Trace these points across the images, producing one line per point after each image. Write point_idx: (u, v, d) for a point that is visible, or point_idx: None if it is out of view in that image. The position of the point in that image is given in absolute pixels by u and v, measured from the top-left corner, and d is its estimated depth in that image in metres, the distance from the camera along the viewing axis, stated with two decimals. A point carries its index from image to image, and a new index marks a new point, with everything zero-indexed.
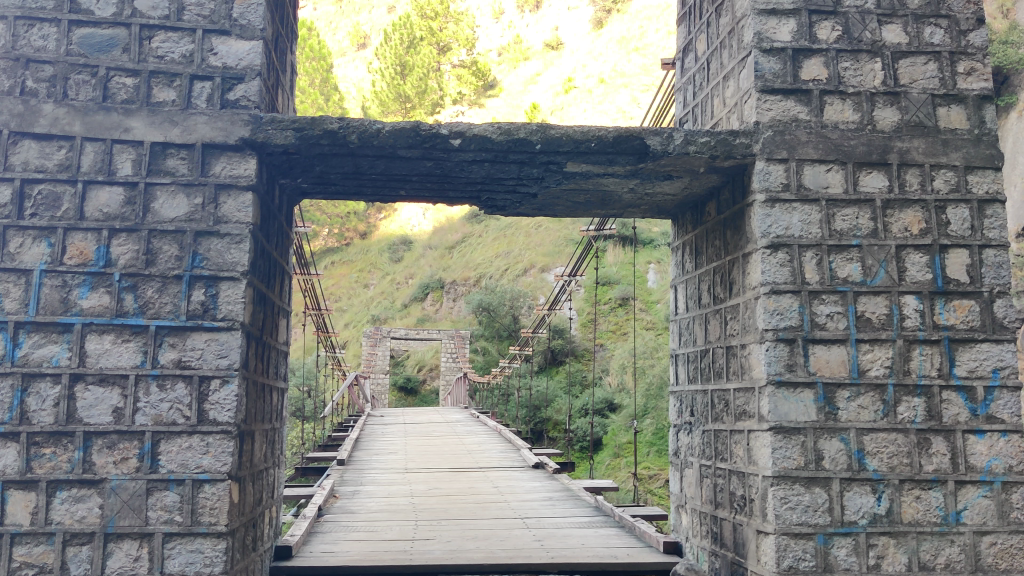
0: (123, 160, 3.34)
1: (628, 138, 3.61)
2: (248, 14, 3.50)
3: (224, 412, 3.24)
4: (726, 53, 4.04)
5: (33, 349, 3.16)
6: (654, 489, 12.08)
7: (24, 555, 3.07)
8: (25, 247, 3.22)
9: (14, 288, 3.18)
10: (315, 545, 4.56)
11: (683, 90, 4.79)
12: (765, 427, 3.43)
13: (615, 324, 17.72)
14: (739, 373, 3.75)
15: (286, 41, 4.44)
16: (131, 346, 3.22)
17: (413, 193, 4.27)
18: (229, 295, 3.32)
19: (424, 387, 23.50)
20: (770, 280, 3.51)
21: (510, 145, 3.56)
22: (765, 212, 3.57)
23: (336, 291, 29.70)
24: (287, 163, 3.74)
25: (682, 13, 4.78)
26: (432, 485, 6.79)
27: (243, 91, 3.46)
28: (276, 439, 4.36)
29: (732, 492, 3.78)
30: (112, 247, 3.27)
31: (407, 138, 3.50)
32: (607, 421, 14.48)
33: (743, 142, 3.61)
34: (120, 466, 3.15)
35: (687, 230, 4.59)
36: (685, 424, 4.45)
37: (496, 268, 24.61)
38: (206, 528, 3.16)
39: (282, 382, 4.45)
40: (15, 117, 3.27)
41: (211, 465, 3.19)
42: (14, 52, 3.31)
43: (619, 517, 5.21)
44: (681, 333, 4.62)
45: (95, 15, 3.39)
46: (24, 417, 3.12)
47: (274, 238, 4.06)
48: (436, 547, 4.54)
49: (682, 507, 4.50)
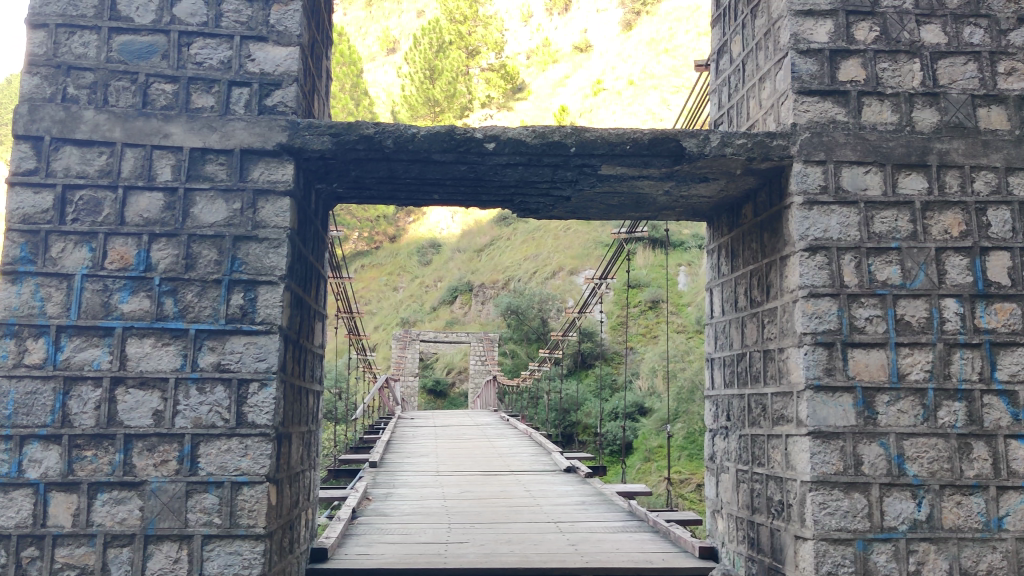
0: (163, 165, 3.37)
1: (663, 140, 3.58)
2: (285, 21, 3.53)
3: (263, 414, 3.26)
4: (762, 54, 4.01)
5: (75, 353, 3.21)
6: (685, 494, 12.07)
7: (66, 556, 3.11)
8: (67, 252, 3.27)
9: (56, 293, 3.23)
10: (351, 547, 4.59)
11: (717, 91, 4.77)
12: (804, 431, 3.40)
13: (645, 327, 17.70)
14: (777, 377, 3.72)
15: (323, 48, 4.49)
16: (171, 350, 3.26)
17: (447, 197, 4.29)
18: (268, 299, 3.34)
19: (453, 390, 23.51)
20: (809, 283, 3.48)
21: (545, 148, 3.55)
22: (803, 214, 3.53)
23: (366, 294, 29.86)
24: (323, 169, 3.76)
25: (717, 15, 4.76)
26: (464, 488, 6.79)
27: (281, 97, 3.48)
28: (312, 441, 4.39)
29: (769, 497, 3.74)
30: (152, 252, 3.31)
31: (442, 142, 3.52)
32: (638, 425, 14.42)
33: (780, 143, 3.58)
34: (160, 468, 3.18)
35: (723, 232, 4.56)
36: (722, 429, 4.42)
37: (525, 270, 24.62)
38: (245, 530, 3.18)
39: (318, 384, 4.47)
40: (56, 124, 3.31)
41: (249, 467, 3.22)
42: (56, 59, 3.36)
43: (653, 522, 5.17)
44: (717, 337, 4.59)
45: (135, 22, 3.43)
46: (66, 419, 3.17)
47: (311, 242, 4.09)
48: (470, 551, 4.54)
49: (718, 512, 4.47)
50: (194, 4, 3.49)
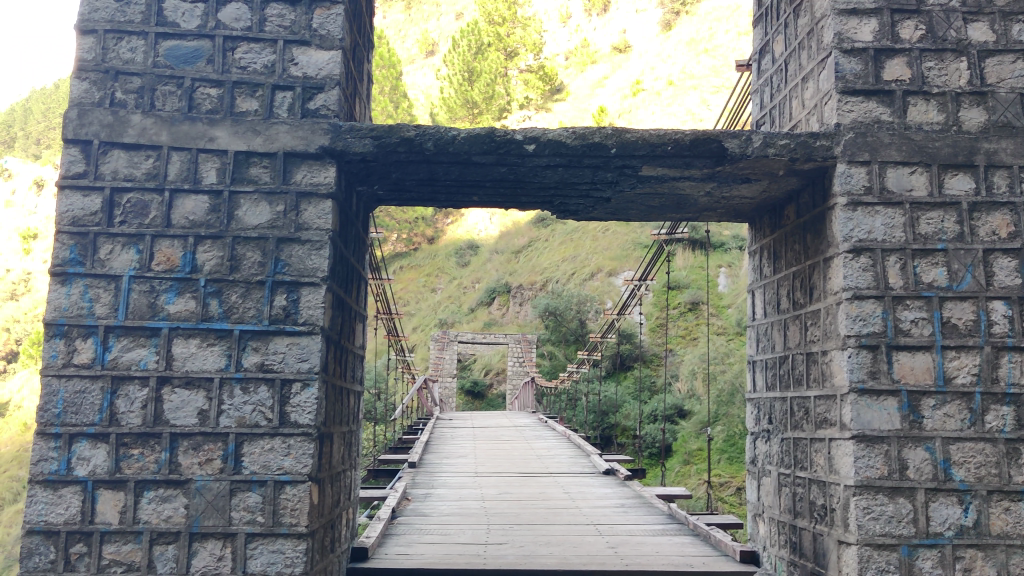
0: (208, 168, 3.43)
1: (704, 141, 3.55)
2: (328, 25, 3.56)
3: (305, 414, 3.29)
4: (805, 54, 3.97)
5: (123, 353, 3.27)
6: (725, 497, 11.96)
7: (113, 553, 3.16)
8: (115, 253, 3.33)
9: (104, 294, 3.30)
10: (391, 547, 4.63)
11: (759, 91, 4.72)
12: (848, 435, 3.36)
13: (685, 329, 17.57)
14: (820, 380, 3.68)
15: (365, 51, 4.53)
16: (215, 350, 3.31)
17: (486, 200, 4.30)
18: (310, 301, 3.36)
19: (491, 391, 23.52)
20: (853, 285, 3.44)
21: (585, 150, 3.54)
22: (847, 215, 3.49)
23: (404, 295, 30.01)
24: (364, 172, 3.79)
25: (759, 14, 4.71)
26: (503, 490, 6.80)
27: (323, 100, 3.51)
28: (353, 441, 4.42)
29: (812, 502, 3.70)
30: (197, 254, 3.37)
31: (482, 144, 3.54)
32: (676, 427, 14.32)
33: (824, 143, 3.54)
34: (205, 467, 3.23)
35: (765, 233, 4.52)
36: (764, 432, 4.38)
37: (564, 272, 24.56)
38: (288, 529, 3.21)
39: (358, 384, 4.51)
40: (105, 127, 3.38)
41: (292, 466, 3.25)
42: (104, 65, 3.43)
43: (693, 525, 5.15)
44: (759, 339, 4.55)
45: (181, 28, 3.49)
46: (113, 418, 3.23)
47: (352, 244, 4.12)
48: (509, 552, 4.55)
49: (759, 515, 4.42)
50: (239, 9, 3.53)
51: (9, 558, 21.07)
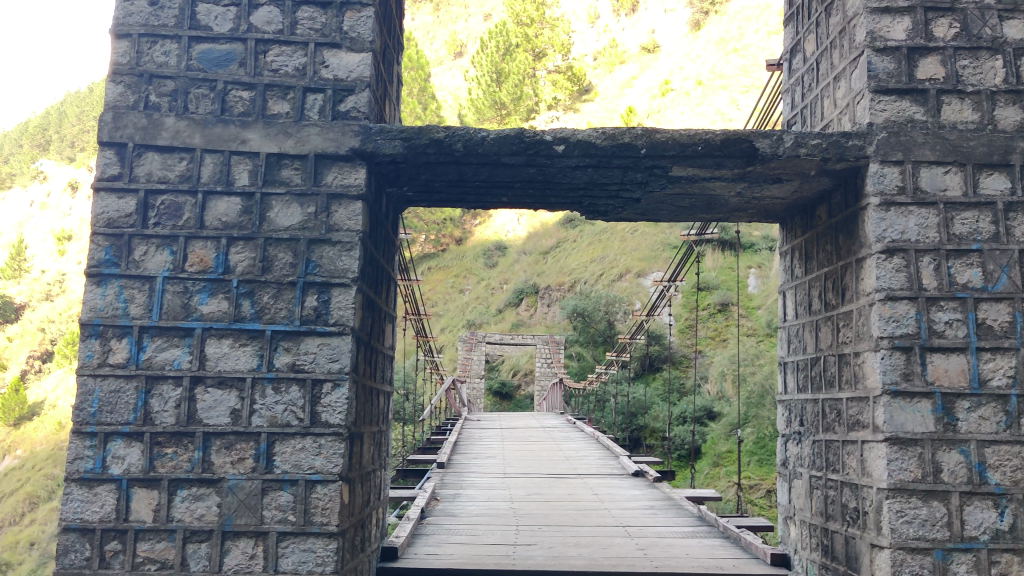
0: (240, 170, 3.46)
1: (735, 141, 3.53)
2: (358, 27, 3.58)
3: (336, 414, 3.30)
4: (838, 53, 3.94)
5: (157, 352, 3.31)
6: (755, 499, 11.87)
7: (148, 550, 3.20)
8: (149, 255, 3.38)
9: (139, 294, 3.34)
10: (421, 547, 4.65)
11: (791, 91, 4.69)
12: (881, 438, 3.33)
13: (715, 330, 17.47)
14: (853, 381, 3.64)
15: (394, 53, 4.54)
16: (248, 350, 3.34)
17: (515, 200, 4.31)
18: (341, 301, 3.38)
19: (519, 392, 23.52)
20: (886, 287, 3.40)
21: (615, 150, 3.53)
22: (879, 215, 3.46)
23: (433, 296, 30.10)
24: (394, 173, 3.81)
25: (790, 13, 4.68)
26: (531, 491, 6.80)
27: (354, 102, 3.53)
28: (383, 441, 4.45)
29: (844, 504, 3.67)
30: (230, 255, 3.40)
31: (511, 145, 3.53)
32: (706, 429, 14.25)
33: (856, 143, 3.51)
34: (237, 466, 3.26)
35: (796, 234, 4.48)
36: (794, 434, 4.35)
37: (592, 272, 24.51)
38: (319, 528, 3.22)
39: (388, 385, 4.54)
40: (139, 130, 3.43)
41: (323, 466, 3.27)
42: (138, 68, 3.48)
43: (723, 528, 5.12)
44: (790, 341, 4.52)
45: (213, 31, 3.53)
46: (147, 417, 3.27)
47: (382, 245, 4.14)
48: (538, 553, 4.56)
49: (790, 518, 4.39)
50: (271, 12, 3.56)
51: (43, 556, 21.39)
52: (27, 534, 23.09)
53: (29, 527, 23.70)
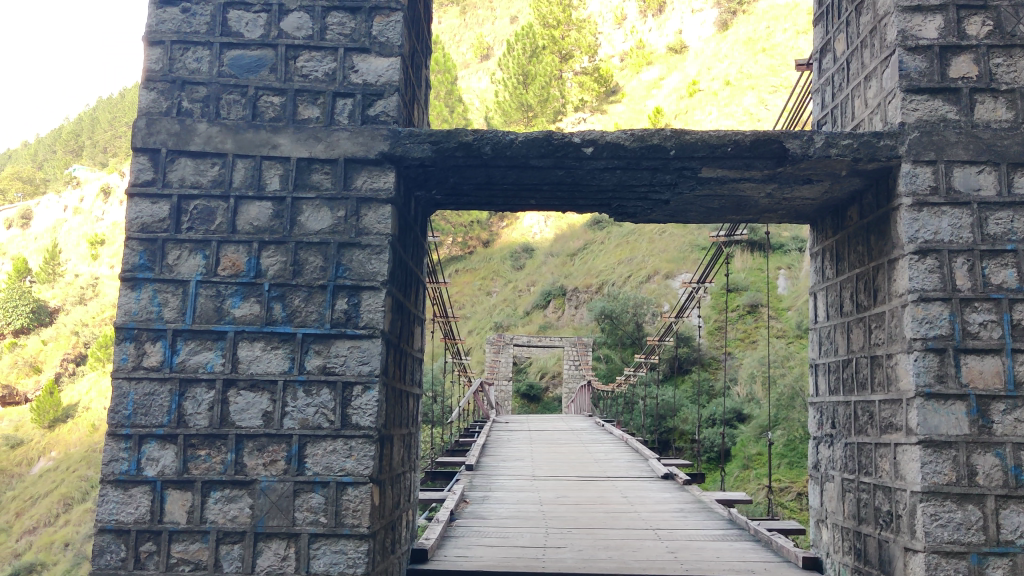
0: (272, 175, 3.49)
1: (766, 142, 3.51)
2: (387, 32, 3.60)
3: (367, 416, 3.32)
4: (868, 52, 3.91)
5: (191, 355, 3.36)
6: (786, 502, 11.74)
7: (181, 552, 3.24)
8: (182, 259, 3.42)
9: (172, 298, 3.39)
10: (451, 549, 4.66)
11: (821, 91, 4.65)
12: (914, 440, 3.29)
13: (744, 331, 17.37)
14: (885, 384, 3.61)
15: (423, 57, 4.57)
16: (279, 353, 3.36)
17: (544, 203, 4.31)
18: (371, 304, 3.40)
19: (547, 394, 23.50)
20: (918, 288, 3.37)
21: (644, 151, 3.52)
22: (912, 216, 3.43)
23: (460, 298, 30.18)
24: (423, 176, 3.82)
25: (820, 13, 4.64)
26: (560, 493, 6.80)
27: (383, 107, 3.55)
28: (413, 443, 4.46)
29: (878, 508, 3.63)
30: (261, 259, 3.43)
31: (540, 147, 3.54)
32: (735, 432, 14.14)
33: (888, 143, 3.48)
34: (269, 467, 3.29)
35: (828, 235, 4.45)
36: (826, 436, 4.31)
37: (620, 274, 24.43)
38: (349, 530, 3.24)
39: (418, 386, 4.56)
40: (172, 137, 3.48)
41: (353, 468, 3.28)
42: (171, 75, 3.53)
43: (754, 531, 5.09)
44: (822, 342, 4.48)
45: (245, 37, 3.57)
46: (181, 420, 3.31)
47: (410, 248, 4.16)
48: (568, 555, 4.56)
49: (822, 522, 4.34)
50: (301, 18, 3.59)
51: (77, 557, 21.63)
52: (62, 534, 23.34)
53: (64, 528, 23.97)
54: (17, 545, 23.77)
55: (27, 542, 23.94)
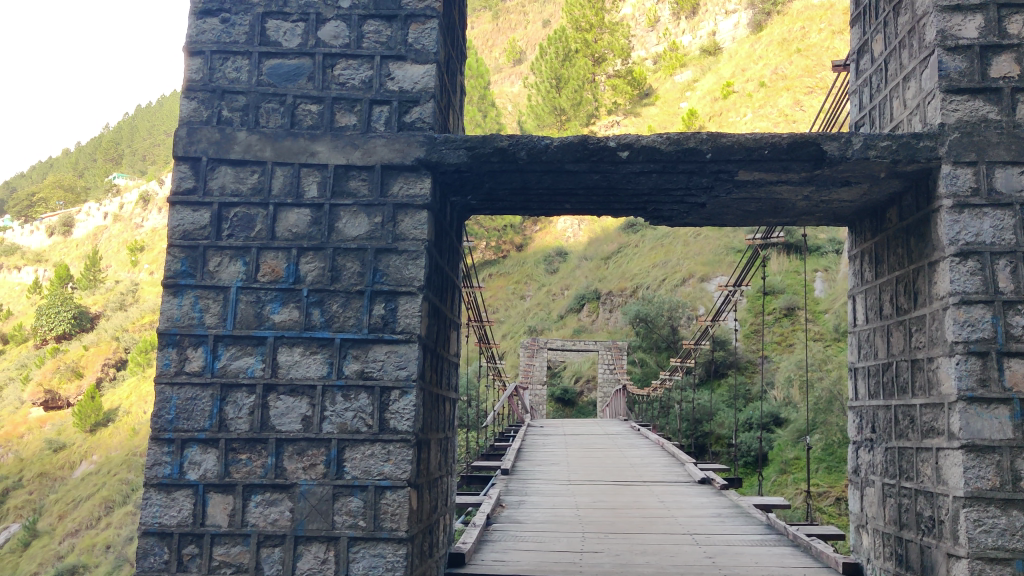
0: (310, 182, 3.54)
1: (803, 145, 3.48)
2: (423, 39, 3.62)
3: (404, 420, 3.34)
4: (906, 53, 3.87)
5: (231, 360, 3.40)
6: (823, 507, 11.58)
7: (224, 554, 3.29)
8: (223, 266, 3.48)
9: (213, 304, 3.44)
10: (487, 553, 4.67)
11: (858, 92, 4.61)
12: (956, 444, 3.25)
13: (780, 334, 17.23)
14: (925, 388, 3.58)
15: (458, 63, 4.59)
16: (318, 358, 3.40)
17: (578, 207, 4.32)
18: (407, 309, 3.42)
19: (582, 398, 23.49)
20: (960, 290, 3.33)
21: (680, 154, 3.52)
22: (953, 218, 3.39)
23: (494, 302, 30.31)
24: (458, 182, 3.85)
25: (857, 14, 4.61)
26: (597, 498, 6.79)
27: (419, 113, 3.58)
28: (449, 447, 4.48)
29: (919, 513, 3.60)
30: (300, 265, 3.47)
31: (575, 152, 3.54)
32: (773, 436, 14.01)
33: (928, 145, 3.45)
34: (309, 472, 3.32)
35: (866, 237, 4.41)
36: (866, 441, 4.26)
37: (654, 278, 24.33)
38: (388, 533, 3.25)
39: (453, 392, 4.58)
40: (213, 145, 3.54)
41: (392, 472, 3.30)
42: (211, 84, 3.59)
43: (793, 536, 5.04)
44: (861, 346, 4.44)
45: (283, 46, 3.62)
46: (223, 424, 3.36)
47: (446, 253, 4.17)
48: (605, 560, 4.56)
49: (861, 527, 4.29)
50: (337, 27, 3.64)
51: (118, 559, 21.93)
52: (103, 537, 23.69)
53: (105, 530, 24.32)
54: (60, 548, 24.17)
55: (69, 544, 24.35)
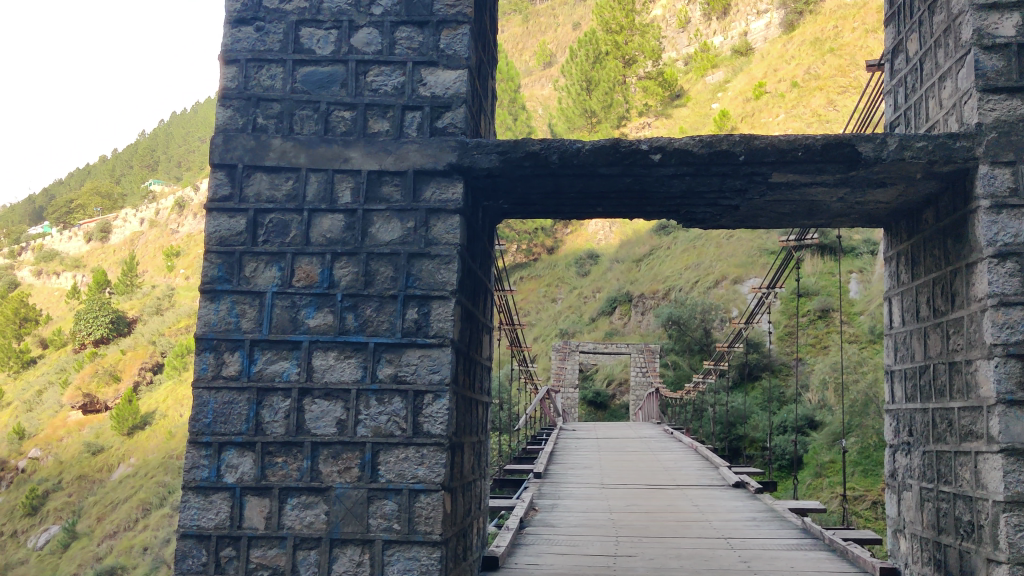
0: (343, 188, 3.57)
1: (836, 146, 3.44)
2: (454, 45, 3.64)
3: (437, 424, 3.36)
4: (942, 52, 3.84)
5: (267, 365, 3.44)
6: (859, 511, 11.45)
7: (260, 557, 3.32)
8: (259, 271, 3.52)
9: (249, 309, 3.49)
10: (521, 557, 4.68)
11: (893, 92, 4.56)
12: (996, 449, 3.21)
13: (815, 337, 17.09)
14: (964, 391, 3.53)
15: (489, 68, 4.61)
16: (352, 362, 3.43)
17: (610, 210, 4.32)
18: (440, 314, 3.44)
19: (614, 401, 23.43)
20: (998, 292, 3.29)
21: (712, 157, 3.50)
22: (991, 219, 3.35)
23: (526, 305, 30.37)
24: (490, 186, 3.86)
25: (891, 13, 4.57)
26: (630, 501, 6.78)
27: (451, 119, 3.59)
28: (482, 451, 4.49)
29: (957, 517, 3.56)
30: (334, 270, 3.50)
31: (607, 156, 3.54)
32: (808, 439, 13.88)
33: (964, 145, 3.41)
34: (344, 475, 3.35)
35: (902, 239, 4.36)
36: (903, 444, 4.22)
37: (687, 280, 24.21)
38: (422, 537, 3.27)
39: (487, 395, 4.60)
40: (248, 152, 3.59)
41: (425, 475, 3.32)
42: (246, 92, 3.63)
43: (830, 540, 4.99)
44: (897, 349, 4.40)
45: (317, 54, 3.65)
46: (259, 427, 3.40)
47: (479, 257, 4.19)
48: (639, 564, 4.55)
49: (899, 531, 4.24)
50: (370, 34, 3.67)
51: (156, 560, 22.23)
52: (141, 539, 24.02)
53: (143, 532, 24.65)
54: (99, 549, 24.53)
55: (107, 546, 24.70)
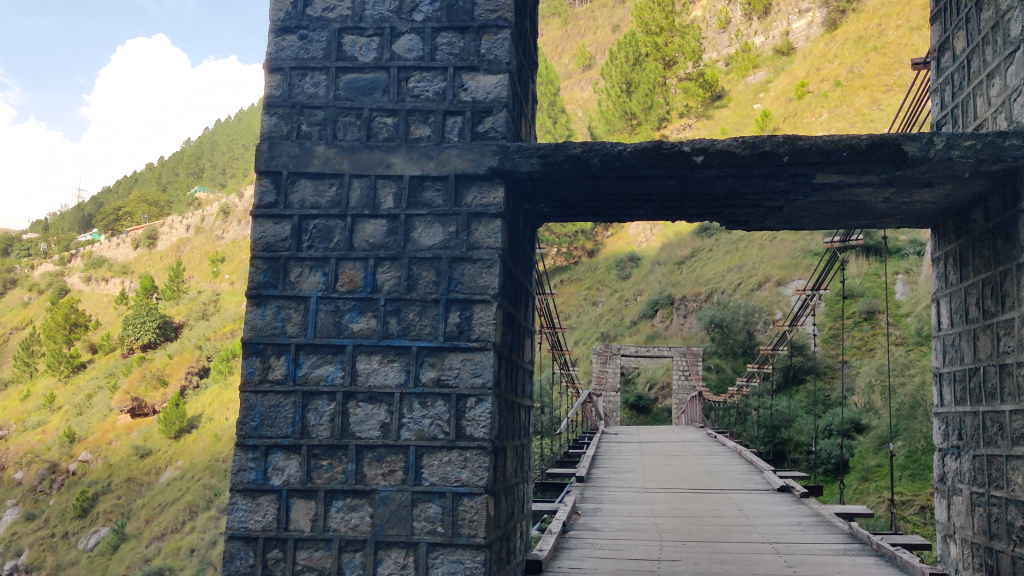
0: (386, 194, 3.60)
1: (881, 147, 3.39)
2: (495, 49, 3.65)
3: (480, 427, 3.37)
4: (989, 49, 3.78)
5: (313, 368, 3.49)
6: (907, 516, 11.26)
7: (307, 559, 3.36)
8: (303, 276, 3.57)
9: (295, 314, 3.54)
10: (564, 560, 4.68)
11: (939, 90, 4.49)
12: None
13: (861, 340, 16.85)
14: (1016, 393, 3.46)
15: (529, 72, 4.61)
16: (395, 366, 3.45)
17: (652, 213, 4.31)
18: (482, 317, 3.45)
19: (656, 405, 23.28)
20: None
21: (755, 158, 3.47)
22: None
23: (566, 309, 30.35)
24: (532, 190, 3.87)
25: (937, 11, 4.49)
26: (673, 506, 6.74)
27: (492, 123, 3.61)
28: (524, 453, 4.50)
29: (1009, 522, 3.49)
30: (377, 275, 3.54)
31: (648, 158, 3.53)
32: (853, 443, 13.67)
33: (1014, 143, 3.36)
34: (388, 478, 3.37)
35: (949, 239, 4.30)
36: (953, 449, 4.15)
37: (729, 282, 24.01)
38: (466, 540, 3.29)
39: (529, 398, 4.60)
40: (292, 159, 3.64)
41: (468, 479, 3.33)
42: (291, 100, 3.69)
43: (877, 545, 4.92)
44: (946, 351, 4.33)
45: (359, 61, 3.69)
46: (305, 431, 3.44)
47: (521, 260, 4.20)
48: (683, 568, 4.52)
49: (950, 537, 4.17)
50: (411, 41, 3.70)
51: (202, 562, 22.51)
52: (188, 541, 24.33)
53: (190, 534, 24.99)
54: (148, 551, 24.90)
55: (155, 547, 25.06)
